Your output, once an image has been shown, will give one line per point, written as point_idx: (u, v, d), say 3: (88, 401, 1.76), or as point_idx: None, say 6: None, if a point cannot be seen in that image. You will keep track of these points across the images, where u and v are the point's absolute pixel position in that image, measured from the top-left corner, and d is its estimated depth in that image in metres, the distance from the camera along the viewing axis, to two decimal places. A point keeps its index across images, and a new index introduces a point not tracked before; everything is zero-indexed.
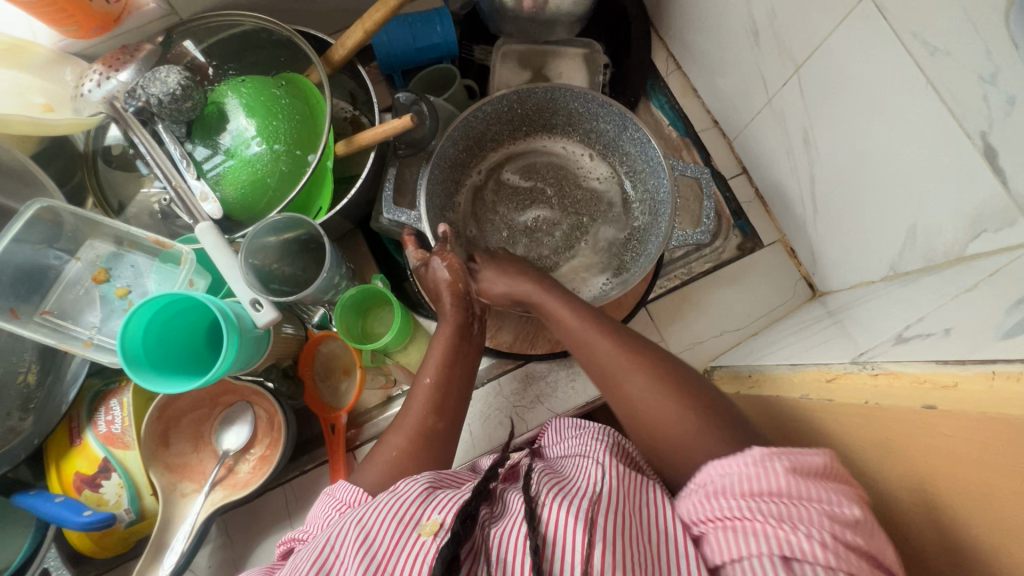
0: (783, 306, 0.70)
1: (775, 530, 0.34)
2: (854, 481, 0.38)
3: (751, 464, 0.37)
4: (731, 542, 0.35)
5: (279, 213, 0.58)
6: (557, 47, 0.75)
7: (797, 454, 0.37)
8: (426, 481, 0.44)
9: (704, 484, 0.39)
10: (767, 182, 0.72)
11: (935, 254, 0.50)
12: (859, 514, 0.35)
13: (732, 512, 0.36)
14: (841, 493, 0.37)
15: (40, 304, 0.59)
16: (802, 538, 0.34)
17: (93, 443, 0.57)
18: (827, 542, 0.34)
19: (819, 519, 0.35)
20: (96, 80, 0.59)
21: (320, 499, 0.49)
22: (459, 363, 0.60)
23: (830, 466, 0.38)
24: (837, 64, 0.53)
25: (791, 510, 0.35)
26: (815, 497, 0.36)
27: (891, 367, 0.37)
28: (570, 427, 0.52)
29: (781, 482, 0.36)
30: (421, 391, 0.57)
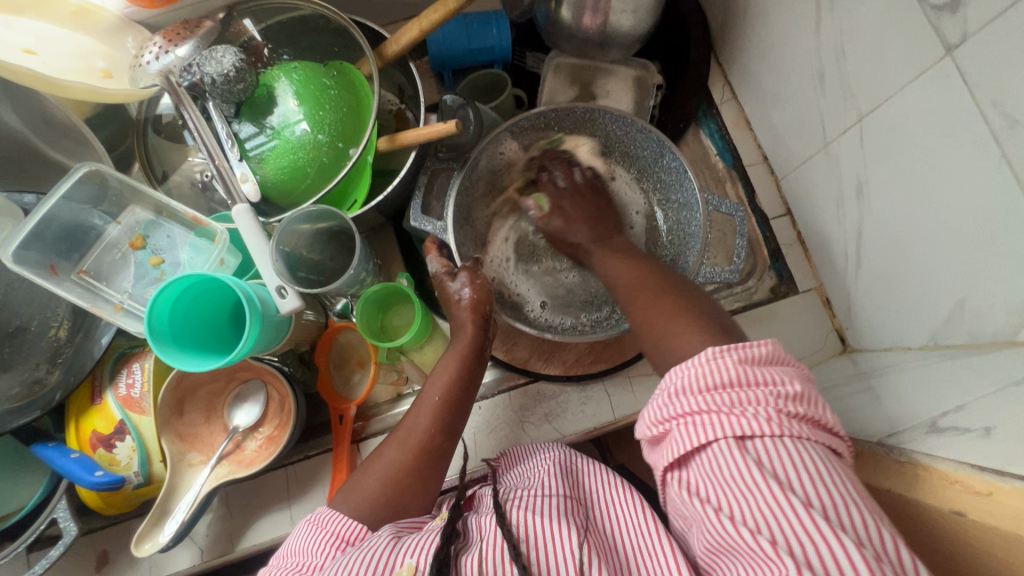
0: (810, 357, 0.68)
1: (727, 416, 0.37)
2: (791, 358, 0.42)
3: (703, 362, 0.40)
4: (692, 432, 0.38)
5: (313, 204, 0.59)
6: (611, 65, 0.74)
7: (744, 347, 0.40)
8: (390, 532, 0.45)
9: (666, 388, 0.41)
10: (810, 227, 0.69)
11: (983, 334, 0.47)
12: (799, 387, 0.38)
13: (692, 407, 0.38)
14: (782, 371, 0.40)
15: (78, 263, 0.60)
16: (751, 419, 0.37)
17: (112, 405, 0.59)
18: (773, 416, 0.37)
19: (764, 398, 0.38)
20: (155, 53, 0.59)
21: (302, 525, 0.49)
22: (471, 382, 0.60)
23: (771, 352, 0.41)
24: (904, 120, 0.50)
25: (741, 395, 0.38)
26: (760, 380, 0.38)
27: (923, 460, 0.36)
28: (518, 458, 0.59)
29: (731, 371, 0.39)
30: (431, 408, 0.57)
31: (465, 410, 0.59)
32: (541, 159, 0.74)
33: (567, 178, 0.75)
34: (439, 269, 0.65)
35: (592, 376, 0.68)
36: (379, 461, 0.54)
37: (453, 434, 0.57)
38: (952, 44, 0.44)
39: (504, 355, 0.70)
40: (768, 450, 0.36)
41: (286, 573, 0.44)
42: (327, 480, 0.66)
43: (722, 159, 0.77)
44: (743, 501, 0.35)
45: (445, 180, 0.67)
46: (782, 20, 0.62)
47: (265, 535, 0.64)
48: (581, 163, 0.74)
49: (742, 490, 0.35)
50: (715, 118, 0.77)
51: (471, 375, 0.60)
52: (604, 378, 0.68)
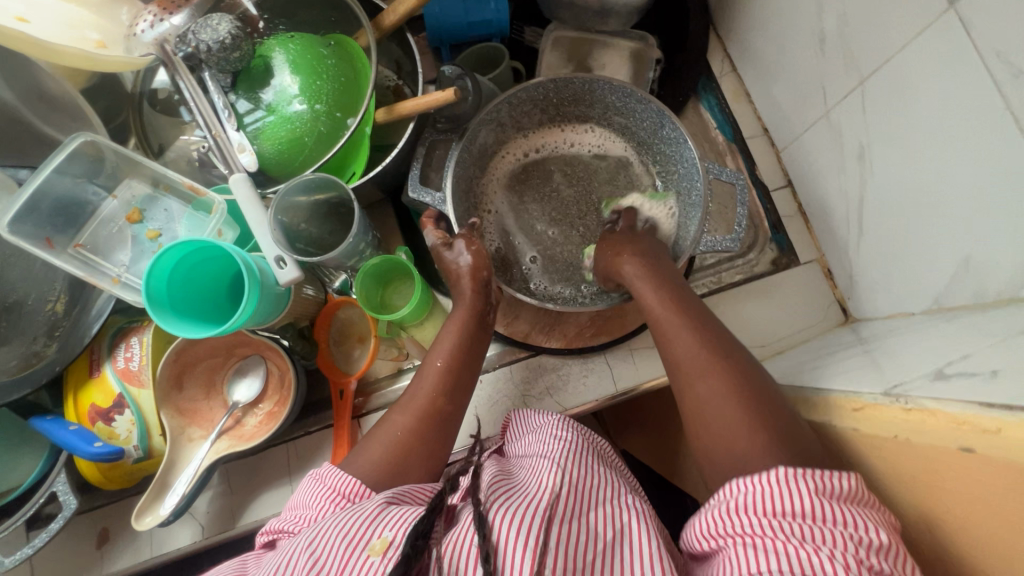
0: (812, 328, 0.68)
1: (794, 549, 0.35)
2: (886, 505, 0.39)
3: (771, 482, 0.38)
4: (750, 557, 0.36)
5: (312, 173, 0.58)
6: (609, 37, 0.73)
7: (822, 477, 0.38)
8: (384, 498, 0.44)
9: (726, 500, 0.40)
10: (812, 198, 0.69)
11: (987, 293, 0.47)
12: (885, 539, 0.36)
13: (749, 529, 0.37)
14: (865, 515, 0.37)
15: (74, 237, 0.60)
16: (823, 559, 0.34)
17: (110, 377, 0.59)
18: (849, 567, 0.34)
19: (840, 542, 0.35)
20: (151, 22, 0.59)
21: (306, 481, 0.50)
22: (474, 350, 0.60)
23: (856, 489, 0.38)
24: (905, 80, 0.50)
25: (812, 531, 0.36)
26: (835, 519, 0.36)
27: (925, 403, 0.34)
28: (529, 427, 0.56)
29: (802, 502, 0.37)
30: (433, 374, 0.57)
31: (470, 380, 0.59)
32: (540, 129, 0.74)
33: (566, 149, 0.74)
34: (436, 241, 0.65)
35: (594, 349, 0.67)
36: (383, 428, 0.54)
37: (458, 400, 0.57)
38: None
39: (505, 329, 0.69)
40: None
41: (287, 526, 0.47)
42: (329, 455, 0.65)
43: (722, 132, 0.76)
44: None
45: (444, 152, 0.69)
46: None
47: (267, 511, 0.64)
48: (581, 134, 0.74)
49: None
50: (715, 91, 0.76)
51: (474, 342, 0.60)
52: (605, 351, 0.67)
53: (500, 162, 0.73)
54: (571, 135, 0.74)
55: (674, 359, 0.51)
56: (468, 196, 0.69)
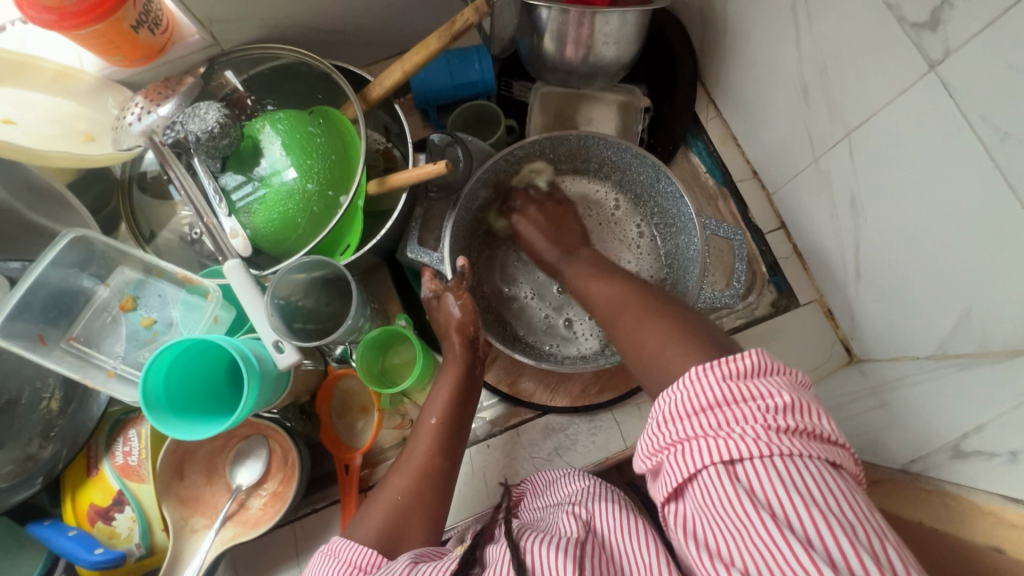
0: (817, 371, 0.67)
1: (715, 440, 0.34)
2: (786, 365, 0.37)
3: (688, 385, 0.37)
4: (680, 461, 0.35)
5: (307, 255, 0.58)
6: (595, 92, 0.74)
7: (727, 360, 0.37)
8: (409, 558, 0.44)
9: (656, 416, 0.38)
10: (806, 240, 0.69)
11: (993, 342, 0.47)
12: (791, 399, 0.34)
13: (681, 433, 0.36)
14: (772, 383, 0.36)
15: (67, 330, 0.59)
16: (737, 440, 0.33)
17: (109, 474, 0.57)
18: (762, 436, 0.33)
19: (754, 415, 0.34)
20: (137, 114, 0.58)
21: (316, 555, 0.47)
22: (466, 405, 0.59)
23: (763, 362, 0.37)
24: (894, 136, 0.50)
25: (731, 415, 0.35)
26: (749, 395, 0.35)
27: (954, 491, 0.36)
28: (550, 481, 0.57)
29: (716, 392, 0.36)
30: (428, 432, 0.56)
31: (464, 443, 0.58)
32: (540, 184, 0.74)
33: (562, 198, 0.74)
34: (429, 293, 0.63)
35: (600, 406, 0.67)
36: (384, 491, 0.53)
37: (453, 456, 0.56)
38: (935, 60, 0.44)
39: (510, 389, 0.68)
40: (759, 475, 0.32)
41: None
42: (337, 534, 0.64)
43: (712, 176, 0.76)
44: (741, 545, 0.32)
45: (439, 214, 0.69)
46: (762, 41, 0.63)
47: None
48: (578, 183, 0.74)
49: (742, 536, 0.32)
50: (703, 137, 0.77)
51: (470, 401, 0.60)
52: (612, 407, 0.67)
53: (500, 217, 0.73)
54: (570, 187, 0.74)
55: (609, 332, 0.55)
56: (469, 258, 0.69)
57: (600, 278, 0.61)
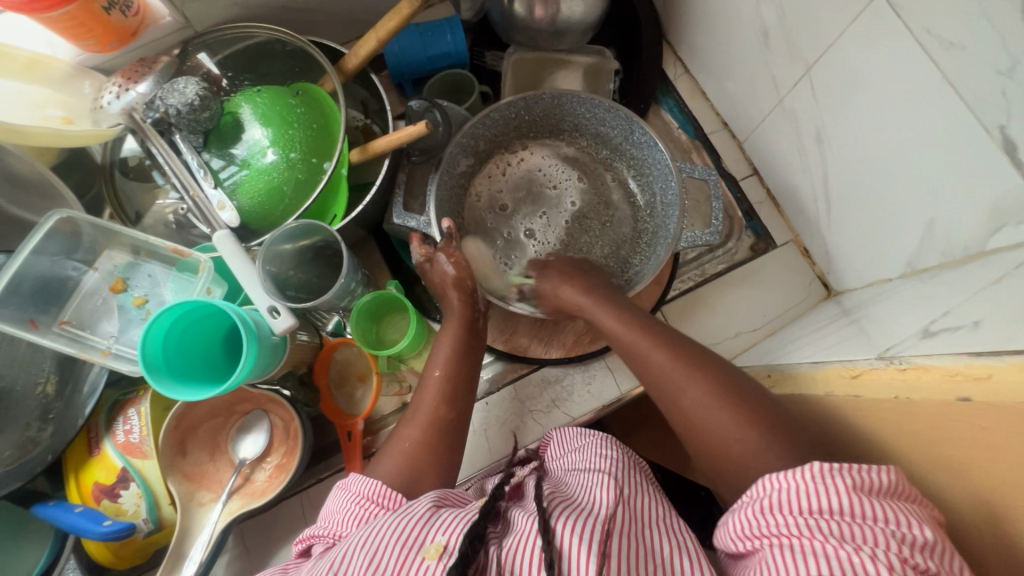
0: (798, 307, 0.70)
1: (832, 549, 0.33)
2: (922, 494, 0.36)
3: (807, 479, 0.36)
4: (785, 558, 0.34)
5: (295, 220, 0.58)
6: (565, 55, 0.76)
7: (862, 471, 0.36)
8: (430, 500, 0.45)
9: (759, 498, 0.37)
10: (778, 182, 0.72)
11: (955, 250, 0.50)
12: (931, 535, 0.34)
13: (787, 528, 0.35)
14: (912, 513, 0.35)
15: (58, 315, 0.59)
16: (863, 558, 0.32)
17: (111, 453, 0.57)
18: (895, 566, 0.32)
19: (884, 540, 0.33)
20: (115, 92, 0.59)
21: (334, 491, 0.49)
22: (468, 355, 0.60)
23: (897, 482, 0.36)
24: (852, 64, 0.53)
25: (854, 529, 0.34)
26: (879, 517, 0.34)
27: (918, 360, 0.36)
28: (572, 442, 0.56)
29: (841, 499, 0.35)
30: (432, 385, 0.57)
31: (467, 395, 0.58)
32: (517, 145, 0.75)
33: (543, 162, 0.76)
34: (419, 258, 0.65)
35: (594, 354, 0.68)
36: (393, 443, 0.54)
37: (460, 405, 0.57)
38: None
39: (505, 346, 0.70)
40: None
41: (318, 532, 0.46)
42: None
43: (685, 130, 0.79)
44: None
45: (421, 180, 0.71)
46: None
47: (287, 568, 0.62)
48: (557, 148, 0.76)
49: None
50: (673, 94, 0.80)
51: (470, 352, 0.61)
52: (605, 355, 0.68)
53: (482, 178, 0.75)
54: (548, 147, 0.76)
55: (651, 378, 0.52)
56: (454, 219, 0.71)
57: (612, 310, 0.58)
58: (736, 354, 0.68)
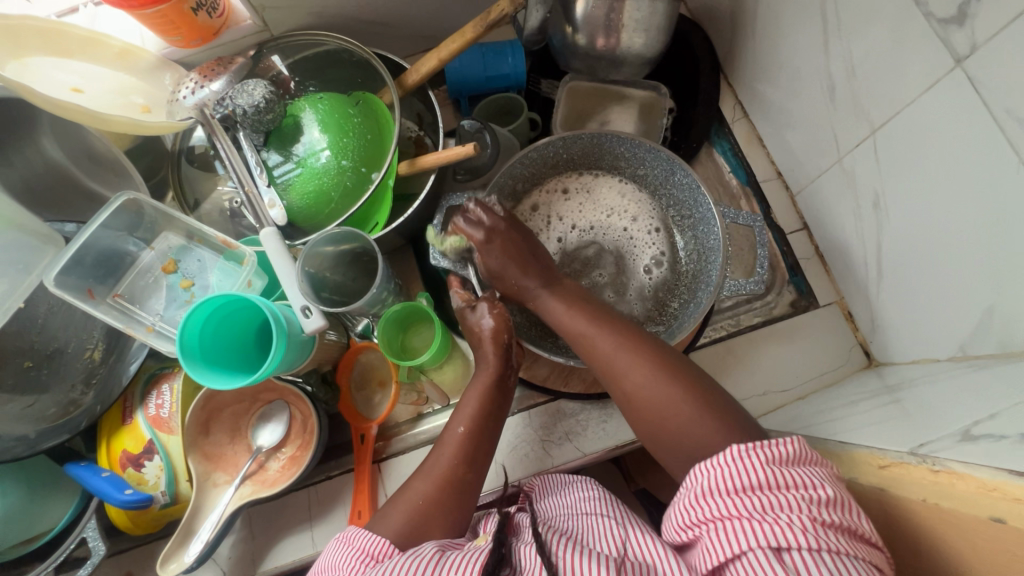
0: (834, 372, 0.67)
1: (760, 523, 0.36)
2: (819, 456, 0.41)
3: (728, 462, 0.39)
4: (722, 539, 0.37)
5: (338, 226, 0.61)
6: (622, 89, 0.76)
7: (770, 446, 0.40)
8: (434, 547, 0.45)
9: (692, 488, 0.41)
10: (828, 240, 0.69)
11: (1013, 342, 0.47)
12: (832, 492, 0.38)
13: (722, 510, 0.38)
14: (811, 474, 0.39)
15: (114, 287, 0.63)
16: (785, 526, 0.36)
17: (141, 424, 0.61)
18: (809, 527, 0.36)
19: (798, 505, 0.37)
20: (192, 88, 0.63)
21: (337, 542, 0.48)
22: (494, 415, 0.58)
23: (799, 450, 0.40)
24: (920, 132, 0.50)
25: (772, 500, 0.37)
26: (790, 484, 0.38)
27: (954, 466, 0.33)
28: (558, 484, 0.58)
29: (759, 474, 0.38)
30: (453, 442, 0.55)
31: (494, 431, 0.57)
32: (552, 184, 0.74)
33: (578, 204, 0.74)
34: (462, 303, 0.64)
35: (613, 394, 0.67)
36: (405, 495, 0.52)
37: (479, 467, 0.54)
38: (962, 56, 0.44)
39: (525, 373, 0.70)
40: (807, 563, 0.34)
41: None
42: (348, 501, 0.66)
43: (736, 176, 0.78)
44: None
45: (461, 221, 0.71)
46: (790, 38, 0.64)
47: (288, 557, 0.64)
48: (593, 190, 0.74)
49: None
50: (727, 137, 0.78)
51: (497, 411, 0.58)
52: None
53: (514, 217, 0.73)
54: (584, 189, 0.74)
55: (598, 362, 0.54)
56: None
57: (565, 304, 0.59)
58: (763, 413, 0.65)
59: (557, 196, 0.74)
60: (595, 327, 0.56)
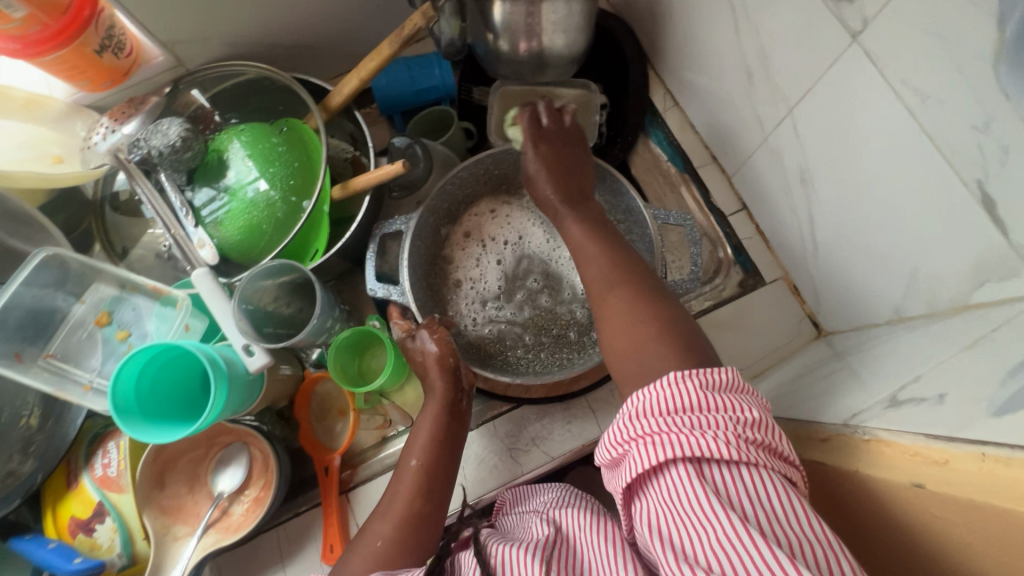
0: (786, 347, 0.68)
1: (687, 436, 0.36)
2: (753, 387, 0.40)
3: (664, 386, 0.39)
4: (649, 451, 0.37)
5: (273, 260, 0.59)
6: (554, 88, 0.76)
7: (705, 372, 0.39)
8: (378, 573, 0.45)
9: (627, 410, 0.40)
10: (766, 218, 0.71)
11: (940, 302, 0.48)
12: (758, 414, 0.37)
13: (650, 428, 0.38)
14: (742, 401, 0.39)
15: (45, 347, 0.60)
16: (711, 440, 0.35)
17: (88, 487, 0.59)
18: (733, 441, 0.35)
19: (723, 422, 0.36)
20: (102, 133, 0.61)
21: None
22: (450, 443, 0.56)
23: (733, 379, 0.40)
24: (831, 107, 0.52)
25: (701, 419, 0.37)
26: (720, 407, 0.37)
27: (882, 435, 0.34)
28: (527, 495, 0.57)
29: (692, 398, 0.38)
30: (408, 476, 0.53)
31: (452, 461, 0.56)
32: (485, 205, 0.73)
33: (512, 218, 0.73)
34: (402, 334, 0.62)
35: (574, 394, 0.67)
36: (364, 537, 0.51)
37: (438, 500, 0.53)
38: (856, 31, 0.46)
39: (485, 384, 0.69)
40: (726, 480, 0.35)
41: None
42: (319, 536, 0.64)
43: (674, 164, 0.79)
44: (701, 536, 0.33)
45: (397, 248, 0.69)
46: (705, 26, 0.65)
47: None
48: (528, 209, 0.73)
49: (703, 528, 0.33)
50: (661, 126, 0.79)
51: (451, 440, 0.56)
52: (586, 394, 0.67)
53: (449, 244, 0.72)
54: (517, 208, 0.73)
55: (589, 278, 0.55)
56: (430, 283, 0.68)
57: (580, 224, 0.60)
58: None
59: (488, 217, 0.73)
60: (596, 249, 0.56)
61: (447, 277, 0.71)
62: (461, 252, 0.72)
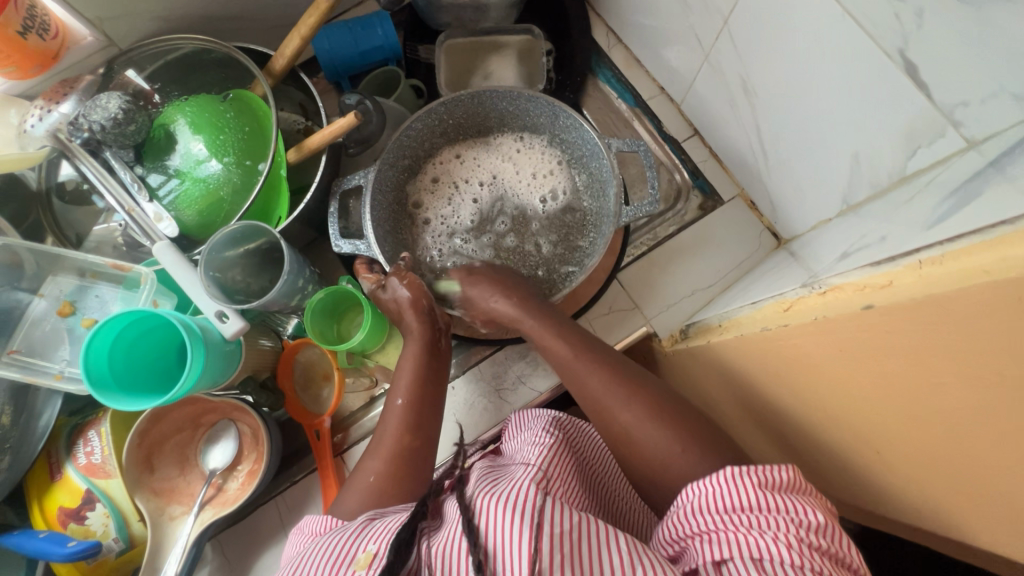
0: (750, 259, 0.71)
1: (743, 534, 0.36)
2: (814, 488, 0.40)
3: (719, 482, 0.39)
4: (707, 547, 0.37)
5: (238, 222, 0.58)
6: (498, 37, 0.77)
7: (764, 470, 0.39)
8: (365, 518, 0.44)
9: (683, 502, 0.41)
10: (718, 139, 0.73)
11: (881, 179, 0.50)
12: (822, 519, 0.37)
13: (706, 525, 0.38)
14: (802, 500, 0.38)
15: (7, 344, 0.58)
16: (771, 539, 0.36)
17: (73, 476, 0.57)
18: (795, 545, 0.35)
19: (786, 524, 0.36)
20: (39, 115, 0.60)
21: (294, 537, 0.49)
22: (434, 378, 0.58)
23: (793, 478, 0.39)
24: (761, 7, 0.54)
25: (761, 517, 0.37)
26: (780, 508, 0.37)
27: (836, 282, 0.36)
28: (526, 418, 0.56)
29: (749, 495, 0.38)
30: (395, 414, 0.55)
31: (438, 400, 0.57)
32: (446, 153, 0.74)
33: (478, 160, 0.74)
34: (371, 286, 0.63)
35: None
36: (357, 477, 0.52)
37: (426, 434, 0.54)
38: None
39: (465, 331, 0.70)
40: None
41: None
42: (319, 499, 0.64)
43: (624, 100, 0.80)
44: None
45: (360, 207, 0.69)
46: None
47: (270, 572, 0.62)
48: (490, 152, 0.74)
49: None
50: (608, 65, 0.80)
51: (437, 381, 0.58)
52: None
53: (414, 194, 0.73)
54: (478, 151, 0.74)
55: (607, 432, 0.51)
56: (397, 235, 0.69)
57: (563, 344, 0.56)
58: (695, 310, 0.68)
59: (453, 163, 0.73)
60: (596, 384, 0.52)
61: (417, 224, 0.72)
62: (430, 198, 0.73)
